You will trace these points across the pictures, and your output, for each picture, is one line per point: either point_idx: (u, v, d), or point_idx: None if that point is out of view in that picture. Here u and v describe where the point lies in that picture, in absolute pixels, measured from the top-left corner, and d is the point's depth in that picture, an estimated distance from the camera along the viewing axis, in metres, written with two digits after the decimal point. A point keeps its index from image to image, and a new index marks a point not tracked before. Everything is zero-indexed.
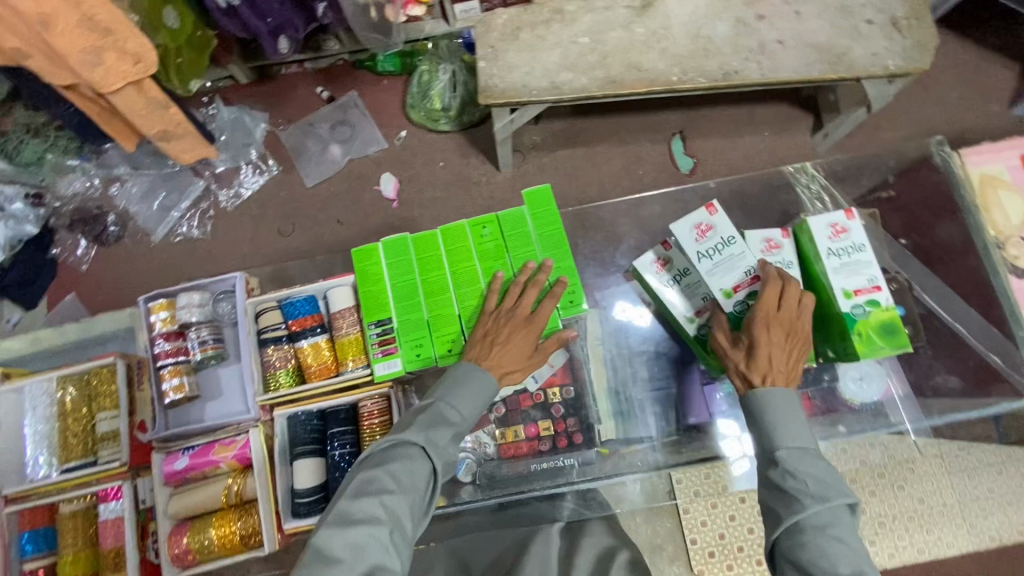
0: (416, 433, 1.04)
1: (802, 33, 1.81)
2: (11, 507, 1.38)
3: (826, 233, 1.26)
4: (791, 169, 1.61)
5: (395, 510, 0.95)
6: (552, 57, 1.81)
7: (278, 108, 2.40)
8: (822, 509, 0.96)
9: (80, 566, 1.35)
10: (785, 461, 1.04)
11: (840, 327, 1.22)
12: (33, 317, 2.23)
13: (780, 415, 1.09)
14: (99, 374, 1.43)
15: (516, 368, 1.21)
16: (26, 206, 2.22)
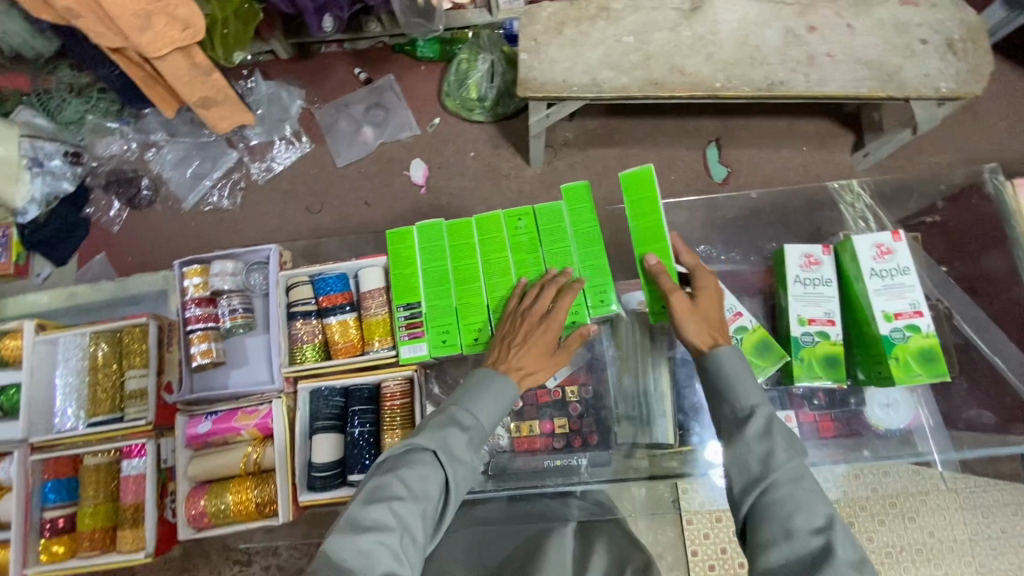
0: (430, 438, 1.00)
1: (853, 48, 1.77)
2: (38, 455, 1.42)
3: (871, 253, 1.24)
4: (837, 185, 1.54)
5: (406, 518, 0.91)
6: (595, 54, 1.79)
7: (315, 86, 2.42)
8: (797, 463, 0.91)
9: (98, 518, 1.38)
10: (756, 417, 0.98)
11: (876, 349, 1.21)
12: (64, 273, 2.28)
13: (742, 374, 1.05)
14: (130, 332, 1.46)
15: (536, 369, 1.18)
16: (64, 162, 2.25)
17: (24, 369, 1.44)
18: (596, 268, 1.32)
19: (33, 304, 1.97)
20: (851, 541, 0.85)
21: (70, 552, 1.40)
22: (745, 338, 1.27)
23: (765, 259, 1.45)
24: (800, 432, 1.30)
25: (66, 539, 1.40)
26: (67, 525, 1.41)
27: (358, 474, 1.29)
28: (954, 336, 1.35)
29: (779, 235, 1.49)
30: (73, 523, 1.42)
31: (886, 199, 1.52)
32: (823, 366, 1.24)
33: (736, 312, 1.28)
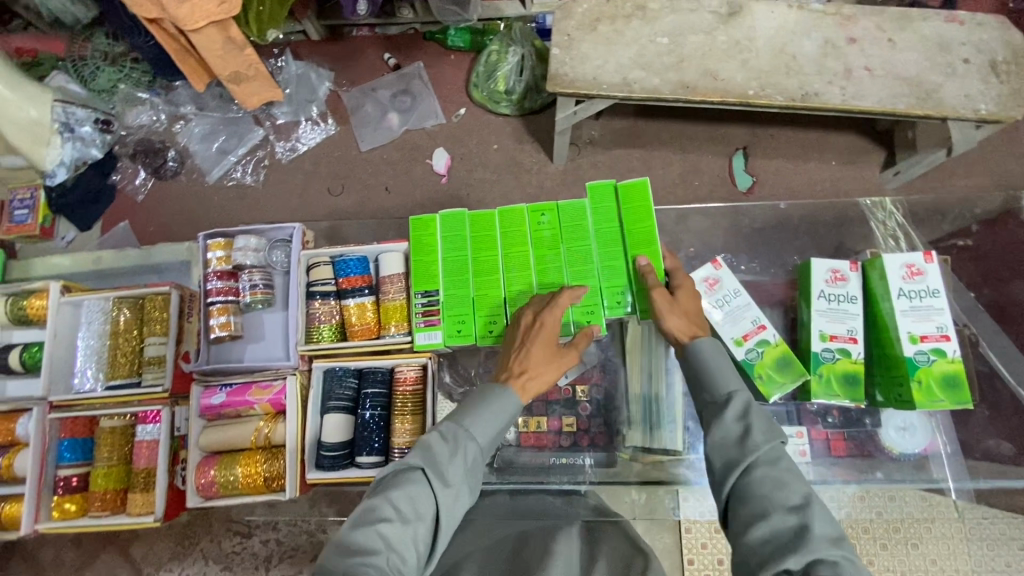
0: (420, 457, 0.98)
1: (893, 63, 1.73)
2: (55, 414, 1.45)
3: (900, 272, 1.21)
4: (869, 202, 1.51)
5: (395, 541, 0.89)
6: (627, 53, 1.77)
7: (344, 68, 2.42)
8: (775, 444, 0.91)
9: (111, 480, 1.41)
10: (735, 404, 0.98)
11: (899, 371, 1.20)
12: (87, 237, 2.31)
13: (722, 366, 1.07)
14: (152, 300, 1.47)
15: (538, 374, 1.13)
16: (94, 129, 2.29)
17: (48, 328, 1.47)
18: (614, 270, 1.31)
19: (56, 266, 2.00)
20: (830, 517, 0.84)
21: (81, 511, 1.42)
22: (767, 353, 1.24)
23: (788, 272, 1.43)
24: (811, 449, 1.28)
25: (78, 498, 1.43)
26: (80, 484, 1.43)
27: (366, 456, 1.30)
28: (978, 363, 1.33)
29: (804, 249, 1.47)
30: (85, 482, 1.44)
31: (917, 219, 1.49)
32: (843, 385, 1.22)
33: (760, 325, 1.25)
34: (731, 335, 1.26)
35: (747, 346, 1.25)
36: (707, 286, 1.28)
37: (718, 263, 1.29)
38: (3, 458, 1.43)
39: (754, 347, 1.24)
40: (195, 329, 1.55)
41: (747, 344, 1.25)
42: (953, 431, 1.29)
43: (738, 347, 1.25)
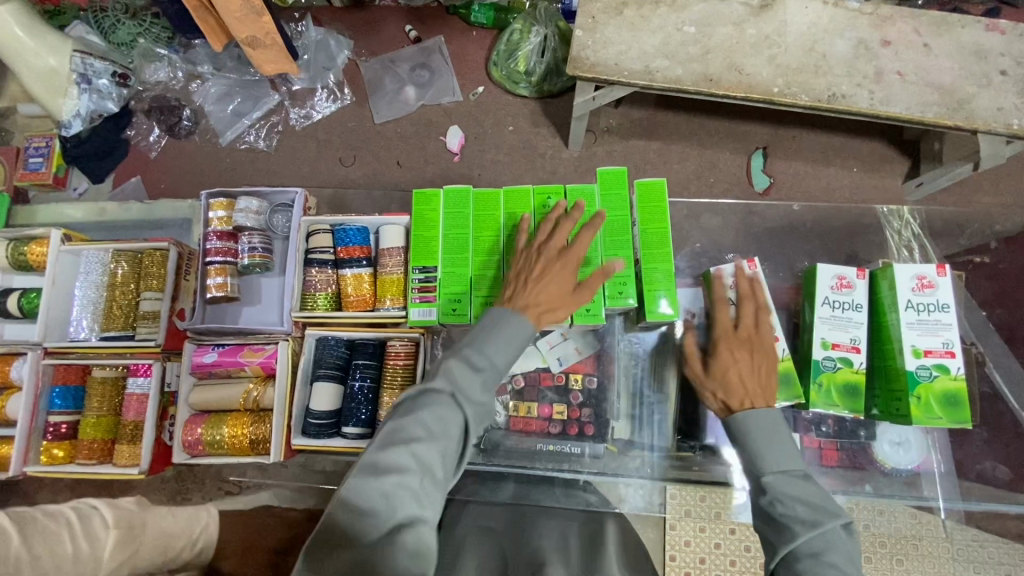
0: (442, 379, 0.94)
1: (926, 69, 1.68)
2: (49, 359, 1.46)
3: (910, 284, 1.18)
4: (885, 209, 1.47)
5: (426, 459, 0.86)
6: (652, 40, 1.72)
7: (364, 38, 2.39)
8: (815, 535, 0.88)
9: (100, 429, 1.43)
10: (774, 488, 0.97)
11: (900, 384, 1.17)
12: (98, 191, 2.32)
13: (767, 439, 1.03)
14: (150, 255, 1.47)
15: (552, 308, 1.08)
16: (111, 82, 2.27)
17: (47, 274, 1.47)
18: (617, 259, 1.29)
19: (62, 215, 2.00)
20: None
21: (68, 458, 1.44)
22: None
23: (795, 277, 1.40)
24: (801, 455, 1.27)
25: (66, 444, 1.45)
26: (69, 431, 1.45)
27: (351, 427, 1.31)
28: (983, 386, 1.30)
29: (814, 254, 1.43)
30: (74, 430, 1.46)
31: (936, 232, 1.45)
32: (841, 394, 1.20)
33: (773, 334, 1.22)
34: None
35: None
36: (731, 283, 1.25)
37: (754, 263, 1.26)
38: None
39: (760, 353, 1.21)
40: (191, 288, 1.55)
41: None
42: (949, 449, 1.29)
43: None
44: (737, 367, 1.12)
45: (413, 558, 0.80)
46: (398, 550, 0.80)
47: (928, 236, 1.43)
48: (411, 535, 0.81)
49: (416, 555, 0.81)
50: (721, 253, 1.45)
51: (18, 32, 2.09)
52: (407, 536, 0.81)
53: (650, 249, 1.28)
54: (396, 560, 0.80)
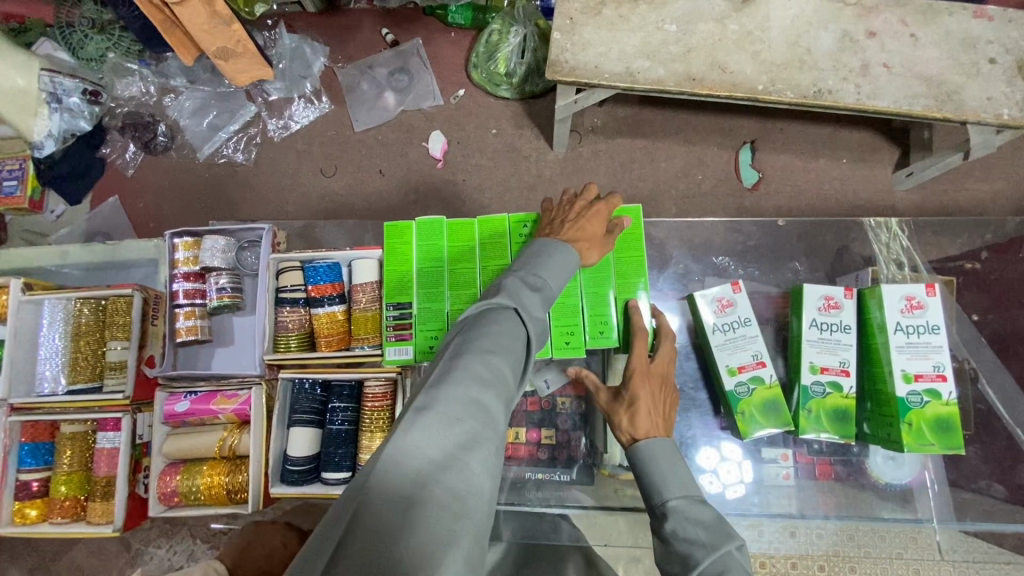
0: (507, 297, 0.94)
1: (913, 60, 1.63)
2: (16, 416, 1.43)
3: (899, 305, 1.16)
4: (871, 221, 1.41)
5: (500, 371, 0.83)
6: (632, 40, 1.67)
7: (339, 43, 2.33)
8: (715, 558, 0.89)
9: (72, 487, 1.42)
10: (677, 513, 0.98)
11: (891, 409, 1.16)
12: (76, 212, 2.27)
13: (669, 465, 1.05)
14: (115, 303, 1.43)
15: (591, 244, 1.16)
16: (82, 100, 2.20)
17: (8, 326, 1.43)
18: (596, 286, 1.26)
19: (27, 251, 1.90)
20: None
21: (42, 517, 1.42)
22: (758, 391, 1.19)
23: (785, 284, 1.38)
24: (795, 472, 1.27)
25: (39, 503, 1.43)
26: (40, 489, 1.43)
27: (331, 472, 1.31)
28: (974, 394, 1.28)
29: (803, 258, 1.41)
30: (46, 487, 1.44)
31: (931, 231, 1.41)
32: (831, 420, 1.19)
33: (761, 360, 1.19)
34: (725, 363, 1.20)
35: (740, 377, 1.20)
36: (717, 305, 1.22)
37: (739, 285, 1.22)
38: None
39: (747, 380, 1.19)
40: (159, 332, 1.53)
41: (741, 375, 1.19)
42: (943, 468, 1.26)
43: (731, 378, 1.20)
44: (646, 403, 1.12)
45: (489, 470, 0.74)
46: (477, 457, 0.73)
47: (920, 236, 1.40)
48: (488, 446, 0.75)
49: (491, 467, 0.75)
50: (708, 256, 1.41)
51: None
52: (485, 445, 0.75)
53: (625, 278, 1.27)
54: (476, 469, 0.72)
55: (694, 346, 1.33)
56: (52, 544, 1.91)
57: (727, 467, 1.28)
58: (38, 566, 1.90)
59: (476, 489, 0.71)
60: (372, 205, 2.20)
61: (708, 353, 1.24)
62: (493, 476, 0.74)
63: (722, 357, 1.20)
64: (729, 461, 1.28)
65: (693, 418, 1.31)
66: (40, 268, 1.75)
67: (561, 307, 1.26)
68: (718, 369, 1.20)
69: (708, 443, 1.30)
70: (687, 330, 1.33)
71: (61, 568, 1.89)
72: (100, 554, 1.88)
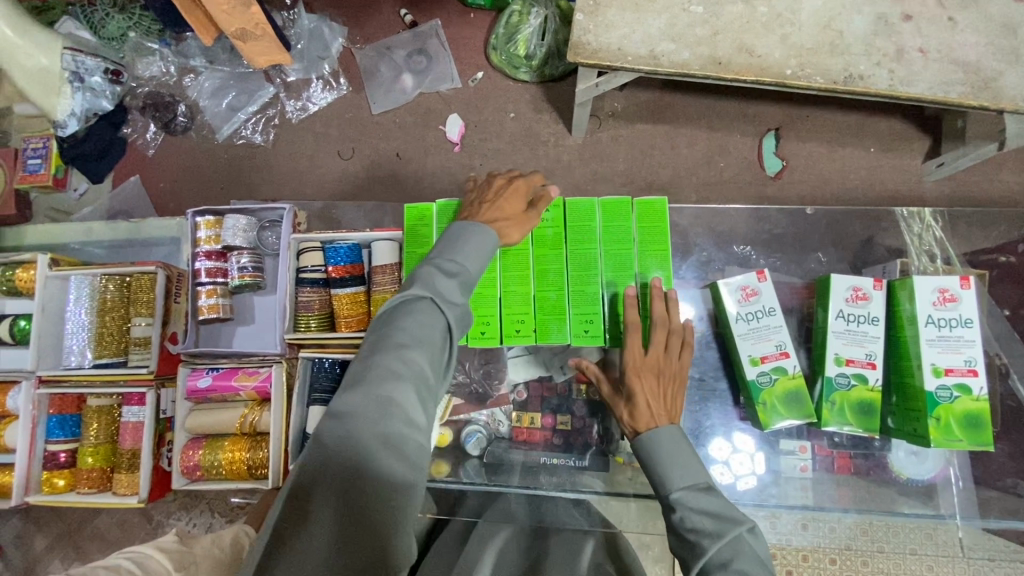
0: (423, 287, 0.96)
1: (950, 45, 1.57)
2: (44, 388, 1.47)
3: (931, 298, 1.13)
4: (904, 212, 1.37)
5: (417, 365, 0.88)
6: (657, 22, 1.63)
7: (358, 24, 2.31)
8: (722, 546, 0.91)
9: (99, 458, 1.45)
10: (682, 505, 0.99)
11: (918, 404, 1.14)
12: (98, 191, 2.31)
13: (672, 454, 1.04)
14: (139, 280, 1.46)
15: (510, 222, 1.15)
16: (104, 80, 2.21)
17: (35, 302, 1.46)
18: (616, 275, 1.25)
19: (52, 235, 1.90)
20: None
21: (70, 486, 1.47)
22: (780, 382, 1.17)
23: (808, 275, 1.35)
24: (813, 464, 1.26)
25: (66, 473, 1.47)
26: (68, 460, 1.47)
27: None
28: (1002, 391, 1.25)
29: (828, 249, 1.38)
30: (73, 458, 1.48)
31: (963, 224, 1.36)
32: (855, 413, 1.17)
33: (785, 350, 1.17)
34: (748, 353, 1.19)
35: (762, 368, 1.18)
36: (740, 294, 1.20)
37: (764, 274, 1.20)
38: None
39: (770, 370, 1.18)
40: (182, 310, 1.56)
41: (763, 365, 1.18)
42: (971, 466, 1.23)
43: (753, 368, 1.19)
44: (644, 396, 1.11)
45: (413, 463, 0.81)
46: (397, 456, 0.80)
47: (954, 228, 1.36)
48: (408, 442, 0.82)
49: (413, 460, 0.82)
50: (730, 246, 1.39)
51: (7, 33, 2.05)
52: (408, 441, 0.82)
53: (647, 271, 1.25)
54: (395, 466, 0.79)
55: (715, 334, 1.31)
56: (76, 513, 1.98)
57: (738, 458, 1.28)
58: (63, 533, 1.97)
59: (403, 484, 0.79)
60: (389, 188, 2.20)
61: (729, 342, 1.23)
62: (418, 465, 0.82)
63: (745, 347, 1.19)
64: (741, 452, 1.27)
65: (713, 411, 1.30)
66: (64, 245, 1.80)
67: (580, 295, 1.26)
68: (740, 358, 1.18)
69: (718, 432, 1.29)
70: (706, 318, 1.32)
71: (86, 536, 1.96)
72: (123, 523, 1.95)
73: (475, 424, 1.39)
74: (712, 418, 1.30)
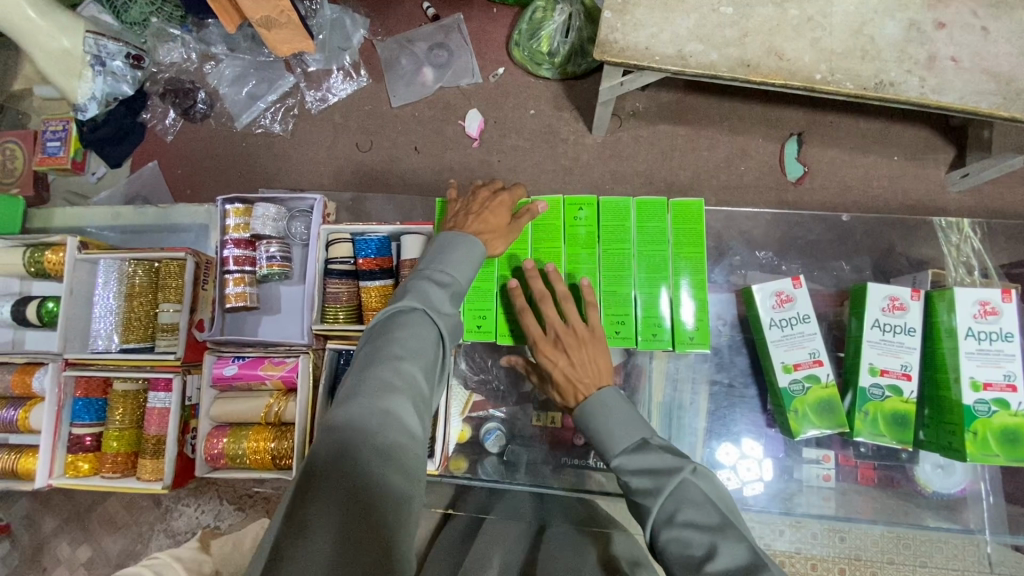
0: (415, 299, 1.00)
1: (983, 55, 1.55)
2: (70, 371, 1.47)
3: (971, 310, 1.11)
4: (941, 222, 1.35)
5: (411, 376, 0.89)
6: (686, 23, 1.61)
7: (380, 16, 2.30)
8: (663, 500, 0.91)
9: (124, 443, 1.46)
10: (623, 470, 1.01)
11: (955, 417, 1.12)
12: (116, 175, 2.31)
13: (605, 422, 1.07)
14: (168, 266, 1.47)
15: (496, 235, 1.17)
16: (125, 64, 2.21)
17: (64, 285, 1.47)
18: (650, 277, 1.24)
19: (79, 217, 1.93)
20: (740, 548, 0.80)
21: (94, 470, 1.47)
22: (813, 390, 1.17)
23: (831, 283, 1.34)
24: (836, 474, 1.25)
25: (91, 457, 1.47)
26: (93, 444, 1.47)
27: None
28: None
29: (852, 257, 1.37)
30: (98, 442, 1.49)
31: (993, 237, 1.34)
32: (889, 424, 1.16)
33: (818, 358, 1.16)
34: (781, 360, 1.18)
35: (795, 375, 1.18)
36: (774, 300, 1.19)
37: (799, 281, 1.19)
38: (20, 410, 1.48)
39: (802, 378, 1.17)
40: (210, 297, 1.56)
41: (795, 373, 1.17)
42: (1001, 480, 1.23)
43: (785, 375, 1.18)
44: (561, 373, 1.14)
45: (411, 475, 0.80)
46: (396, 466, 0.79)
47: (992, 240, 1.33)
48: (405, 455, 0.81)
49: (411, 473, 0.80)
50: (752, 251, 1.37)
51: (31, 14, 2.07)
52: (408, 452, 0.82)
53: (682, 273, 1.24)
54: (391, 474, 0.77)
55: (745, 339, 1.31)
56: (85, 496, 1.99)
57: (745, 463, 1.29)
58: (72, 516, 1.98)
59: (402, 496, 0.76)
60: (406, 181, 2.19)
61: (762, 349, 1.22)
62: (414, 480, 0.80)
63: (777, 352, 1.18)
64: (748, 458, 1.28)
65: (742, 419, 1.30)
66: (86, 230, 1.81)
67: (610, 295, 1.24)
68: (772, 365, 1.18)
69: (736, 436, 1.30)
70: (735, 323, 1.32)
71: (95, 519, 1.97)
72: (132, 508, 1.96)
73: (491, 421, 1.40)
74: (739, 426, 1.30)
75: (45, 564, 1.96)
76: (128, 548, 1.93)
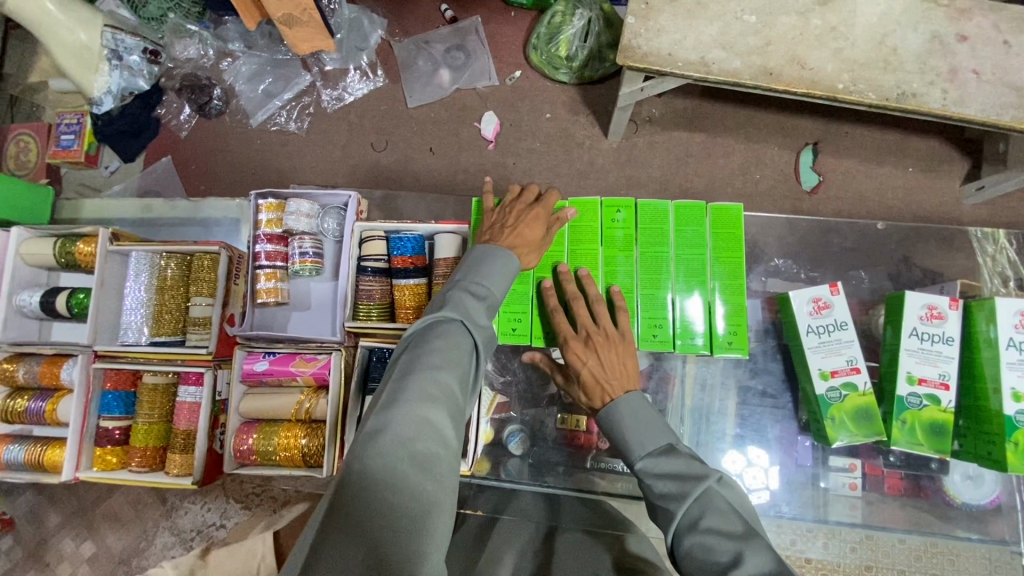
0: (452, 310, 1.00)
1: (1006, 68, 1.56)
2: (99, 364, 1.47)
3: (1012, 320, 1.11)
4: (977, 233, 1.35)
5: (448, 385, 0.88)
6: (709, 29, 1.61)
7: (398, 17, 2.31)
8: (687, 504, 0.90)
9: (150, 438, 1.44)
10: (647, 473, 1.00)
11: (995, 426, 1.13)
12: (130, 170, 2.30)
13: (629, 427, 1.07)
14: (201, 260, 1.47)
15: (530, 248, 1.17)
16: (142, 59, 2.21)
17: (96, 277, 1.47)
18: (686, 281, 1.24)
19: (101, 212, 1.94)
20: (766, 559, 0.79)
21: (121, 463, 1.47)
22: (850, 397, 1.17)
23: (853, 293, 1.34)
24: (863, 483, 1.26)
25: (119, 451, 1.47)
26: (121, 438, 1.47)
27: None
28: None
29: (875, 267, 1.37)
30: (127, 436, 1.48)
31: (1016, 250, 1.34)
32: (926, 432, 1.17)
33: (855, 366, 1.17)
34: (818, 366, 1.18)
35: (832, 382, 1.18)
36: (812, 307, 1.19)
37: (837, 287, 1.19)
38: (47, 402, 1.47)
39: (840, 386, 1.17)
40: (240, 291, 1.57)
41: (833, 380, 1.18)
42: None
43: (823, 382, 1.19)
44: (592, 369, 1.13)
45: (444, 482, 0.79)
46: (432, 474, 0.78)
47: None
48: (443, 463, 0.80)
49: (446, 482, 0.79)
50: (768, 259, 1.37)
51: (50, 8, 2.08)
52: (443, 459, 0.80)
53: (720, 279, 1.24)
54: (426, 483, 0.77)
55: (777, 345, 1.31)
56: (90, 491, 1.97)
57: (751, 472, 1.29)
58: (77, 512, 1.96)
59: (435, 503, 0.76)
60: (421, 181, 2.19)
61: (800, 356, 1.22)
62: (449, 487, 0.79)
63: (813, 358, 1.18)
64: (755, 466, 1.29)
65: (771, 426, 1.31)
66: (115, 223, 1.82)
67: (647, 299, 1.24)
68: (810, 372, 1.18)
69: (763, 440, 1.30)
70: (768, 328, 1.32)
71: (100, 515, 1.95)
72: (138, 505, 1.94)
73: (511, 424, 1.40)
74: (768, 430, 1.31)
75: (47, 560, 1.94)
76: (132, 545, 1.91)
